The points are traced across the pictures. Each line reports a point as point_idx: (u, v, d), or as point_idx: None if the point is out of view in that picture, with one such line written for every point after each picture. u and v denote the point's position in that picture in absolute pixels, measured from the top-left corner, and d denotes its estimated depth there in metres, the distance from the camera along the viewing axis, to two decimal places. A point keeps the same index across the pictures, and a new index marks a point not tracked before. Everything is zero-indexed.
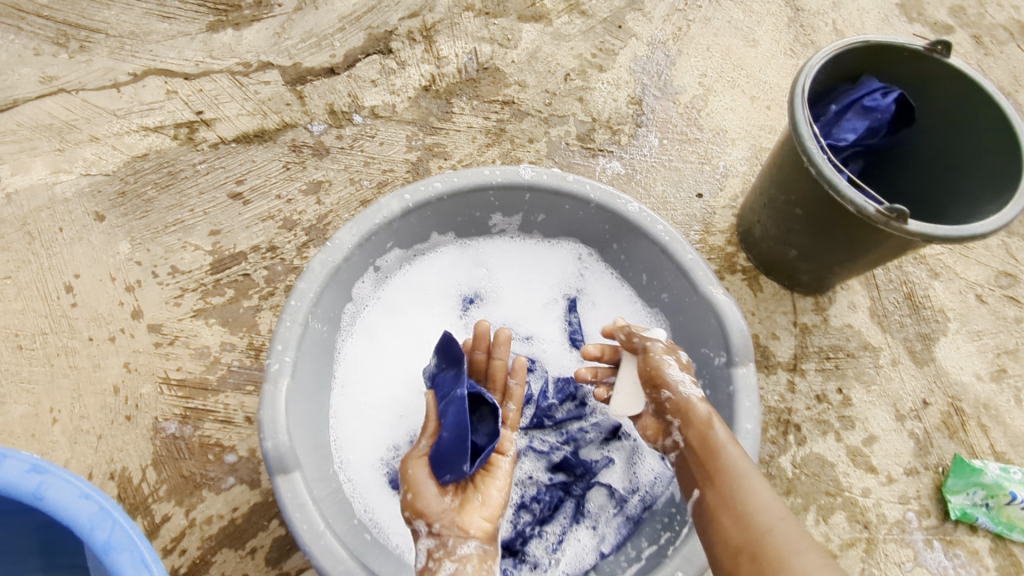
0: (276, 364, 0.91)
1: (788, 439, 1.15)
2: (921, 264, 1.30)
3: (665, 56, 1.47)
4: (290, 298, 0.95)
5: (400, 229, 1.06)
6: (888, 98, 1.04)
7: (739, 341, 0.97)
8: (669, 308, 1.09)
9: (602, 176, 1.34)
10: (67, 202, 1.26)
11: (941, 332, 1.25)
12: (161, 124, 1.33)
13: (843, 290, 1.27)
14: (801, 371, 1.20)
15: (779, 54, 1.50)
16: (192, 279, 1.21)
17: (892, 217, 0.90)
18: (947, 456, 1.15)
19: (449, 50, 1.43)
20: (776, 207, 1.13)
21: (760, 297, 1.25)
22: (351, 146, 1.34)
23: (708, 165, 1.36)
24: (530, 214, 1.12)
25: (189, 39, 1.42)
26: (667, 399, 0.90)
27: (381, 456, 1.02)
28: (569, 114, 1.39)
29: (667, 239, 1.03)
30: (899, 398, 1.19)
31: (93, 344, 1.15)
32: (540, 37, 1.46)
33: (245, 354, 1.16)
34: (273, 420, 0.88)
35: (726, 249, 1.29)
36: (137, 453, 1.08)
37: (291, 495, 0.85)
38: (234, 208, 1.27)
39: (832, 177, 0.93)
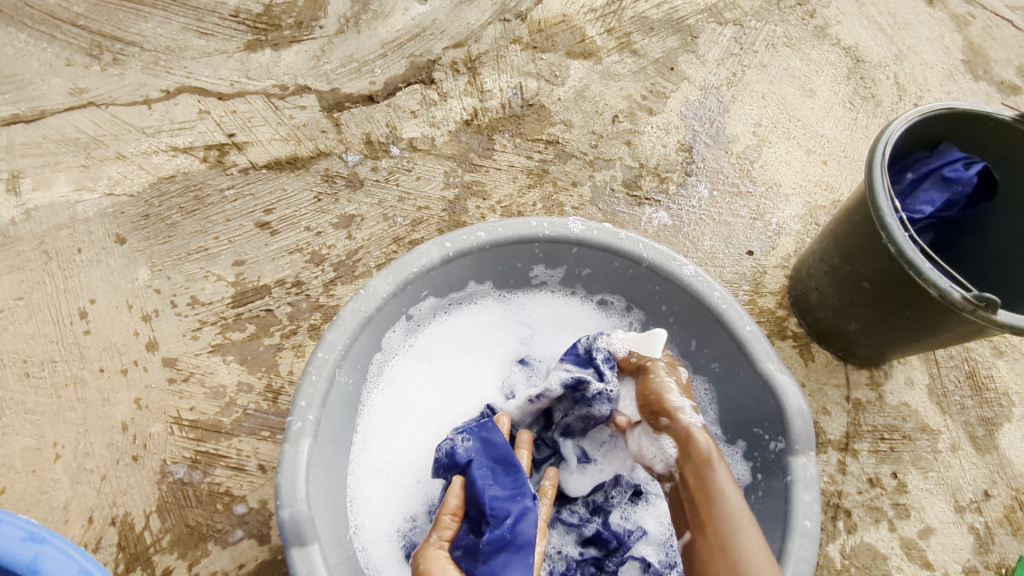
0: (298, 422, 0.84)
1: (837, 526, 1.06)
2: (984, 341, 1.21)
3: (718, 102, 1.41)
4: (317, 350, 0.88)
5: (438, 277, 0.99)
6: (971, 170, 0.98)
7: (800, 427, 0.89)
8: (719, 380, 1.01)
9: (648, 227, 1.27)
10: (88, 221, 1.20)
11: (1004, 417, 1.16)
12: (191, 145, 1.28)
13: (900, 364, 1.19)
14: (853, 451, 1.12)
15: (837, 106, 1.43)
16: (212, 311, 1.15)
17: (980, 306, 0.83)
18: (1010, 556, 1.06)
19: (494, 83, 1.37)
20: (839, 276, 1.06)
21: (811, 367, 1.17)
22: (386, 179, 1.28)
23: (760, 221, 1.29)
24: (575, 268, 1.05)
25: (226, 57, 1.37)
26: (666, 427, 0.93)
27: (398, 526, 0.94)
28: (616, 158, 1.33)
29: (724, 307, 0.96)
30: (959, 487, 1.10)
31: (104, 376, 1.09)
32: (588, 75, 1.41)
33: (262, 397, 1.09)
34: (292, 484, 0.81)
35: (777, 312, 1.21)
36: (142, 497, 1.01)
37: (306, 570, 0.78)
38: (261, 238, 1.21)
39: (914, 257, 0.87)
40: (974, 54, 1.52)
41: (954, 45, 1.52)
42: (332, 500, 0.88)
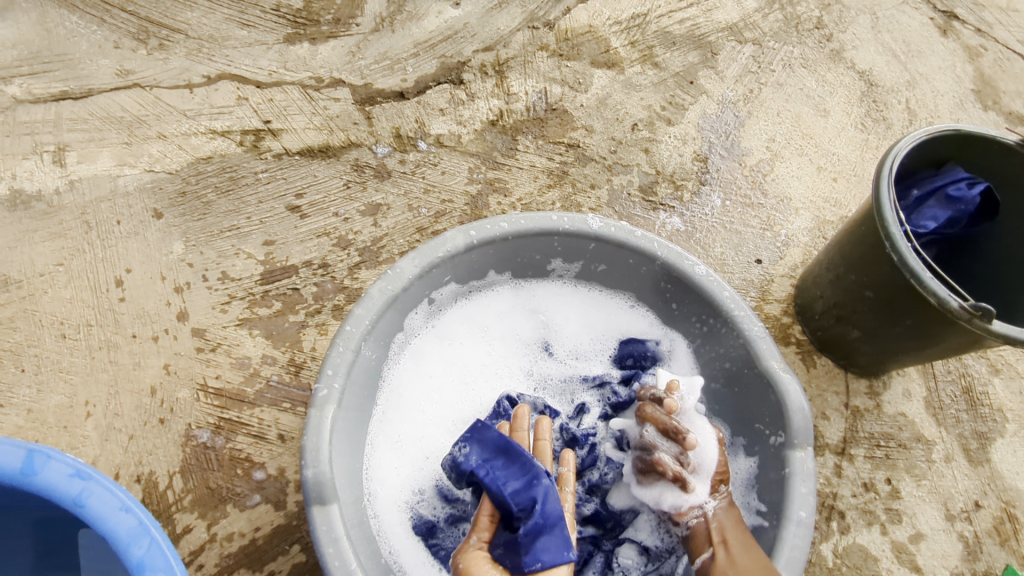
0: (324, 389, 0.89)
1: (831, 526, 1.10)
2: (981, 358, 1.25)
3: (735, 116, 1.46)
4: (345, 323, 0.93)
5: (461, 264, 1.04)
6: (974, 190, 1.02)
7: (799, 423, 0.93)
8: (724, 377, 1.05)
9: (661, 231, 1.32)
10: (128, 196, 1.26)
11: (998, 432, 1.20)
12: (228, 129, 1.34)
13: (899, 375, 1.23)
14: (849, 456, 1.15)
15: (849, 126, 1.48)
16: (241, 287, 1.20)
17: (976, 315, 0.88)
18: (997, 564, 1.09)
19: (520, 87, 1.43)
20: (843, 284, 1.11)
21: (812, 373, 1.21)
22: (413, 172, 1.34)
23: (769, 232, 1.34)
24: (591, 263, 1.10)
25: (266, 48, 1.43)
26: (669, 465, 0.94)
27: (408, 498, 0.98)
28: (633, 164, 1.38)
29: (733, 306, 1.00)
30: (951, 496, 1.14)
31: (136, 342, 1.14)
32: (611, 84, 1.46)
33: (284, 370, 1.14)
34: (316, 447, 0.86)
35: (782, 319, 1.26)
36: (166, 458, 1.06)
37: (325, 528, 0.82)
38: (291, 220, 1.27)
39: (915, 266, 0.92)
40: (984, 85, 1.57)
41: (966, 74, 1.58)
42: (349, 466, 0.92)
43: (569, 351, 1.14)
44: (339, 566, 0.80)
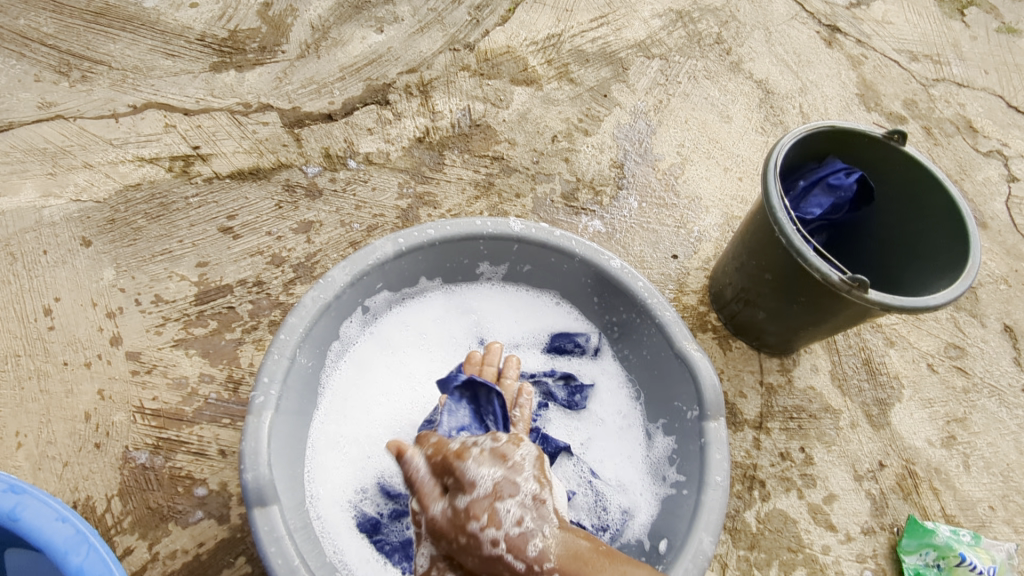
0: (261, 396, 0.92)
1: (753, 495, 1.19)
2: (877, 332, 1.38)
3: (646, 125, 1.57)
4: (279, 332, 0.97)
5: (391, 271, 1.09)
6: (851, 178, 1.15)
7: (712, 396, 1.02)
8: (645, 362, 1.13)
9: (584, 234, 1.41)
10: (54, 226, 1.26)
11: (896, 397, 1.32)
12: (157, 156, 1.36)
13: (806, 353, 1.34)
14: (766, 429, 1.25)
15: (750, 130, 1.61)
16: (175, 308, 1.21)
17: (854, 286, 0.99)
18: (901, 516, 1.20)
19: (444, 106, 1.51)
20: (747, 271, 1.21)
21: (729, 355, 1.31)
22: (343, 189, 1.38)
23: (683, 229, 1.44)
24: (516, 264, 1.17)
25: (192, 76, 1.46)
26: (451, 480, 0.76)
27: (349, 497, 1.02)
28: (555, 173, 1.47)
29: (647, 294, 1.08)
30: (857, 458, 1.25)
31: (67, 369, 1.14)
32: (530, 100, 1.55)
33: (223, 387, 1.15)
34: (255, 451, 0.88)
35: (698, 308, 1.36)
36: (104, 482, 1.06)
37: (267, 529, 0.85)
38: (223, 242, 1.29)
39: (801, 247, 1.03)
40: (867, 89, 1.73)
41: (850, 80, 1.74)
42: (289, 468, 0.95)
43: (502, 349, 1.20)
44: (282, 563, 0.83)
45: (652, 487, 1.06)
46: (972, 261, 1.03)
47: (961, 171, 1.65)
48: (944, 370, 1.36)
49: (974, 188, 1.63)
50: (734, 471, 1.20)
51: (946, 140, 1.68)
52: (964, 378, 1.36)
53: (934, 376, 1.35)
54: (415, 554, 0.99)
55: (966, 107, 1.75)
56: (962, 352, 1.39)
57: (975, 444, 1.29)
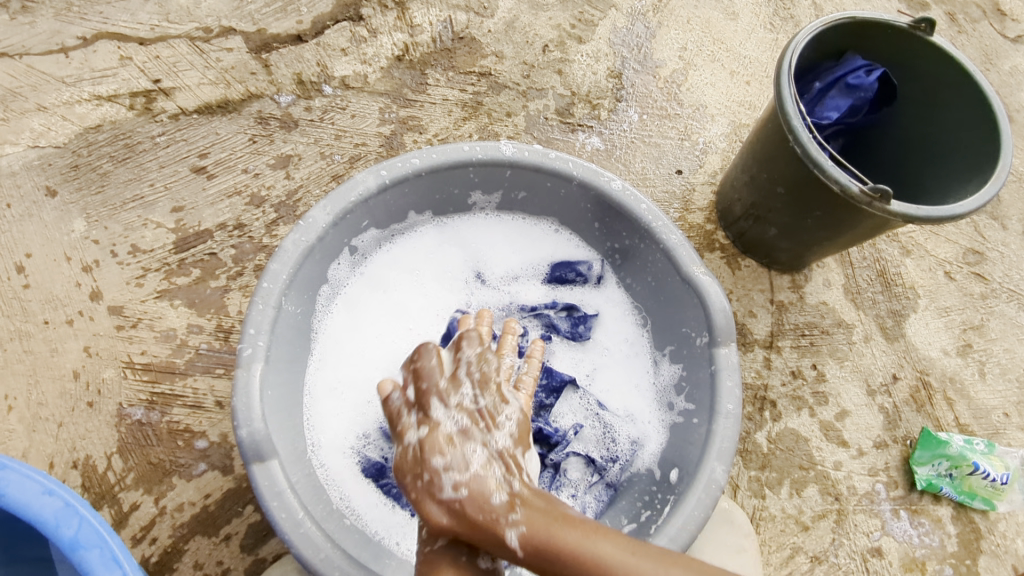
0: (248, 349, 0.87)
1: (764, 415, 1.17)
2: (893, 242, 1.32)
3: (645, 28, 1.44)
4: (262, 280, 0.91)
5: (377, 207, 1.02)
6: (872, 76, 1.05)
7: (722, 321, 0.97)
8: (651, 289, 1.08)
9: (582, 152, 1.32)
10: (14, 176, 1.18)
11: (911, 308, 1.27)
12: (115, 93, 1.25)
13: (818, 267, 1.29)
14: (777, 348, 1.21)
15: (758, 27, 1.48)
16: (155, 258, 1.15)
17: (876, 198, 0.92)
18: (914, 429, 1.19)
19: (423, 18, 1.37)
20: (757, 185, 1.13)
21: (738, 275, 1.26)
22: (320, 119, 1.28)
23: (688, 141, 1.35)
24: (510, 192, 1.10)
25: (143, 0, 1.33)
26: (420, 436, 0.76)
27: (352, 444, 0.99)
28: (548, 88, 1.36)
29: (651, 218, 1.01)
30: (871, 373, 1.22)
31: (49, 328, 1.09)
32: (517, 6, 1.42)
33: (213, 337, 1.11)
34: (247, 406, 0.85)
35: (706, 227, 1.29)
36: (101, 441, 1.04)
37: (267, 483, 0.83)
38: (197, 183, 1.21)
39: (817, 157, 0.94)
40: None
41: None
42: (285, 419, 0.92)
43: (500, 282, 1.15)
44: (286, 517, 0.81)
45: (660, 415, 1.04)
46: (1004, 162, 0.95)
47: (987, 60, 1.52)
48: (962, 278, 1.31)
49: (1000, 78, 1.51)
50: (744, 393, 1.18)
51: (971, 26, 1.55)
52: (982, 285, 1.31)
53: (952, 284, 1.30)
54: None
55: None
56: (981, 257, 1.33)
57: (991, 351, 1.26)
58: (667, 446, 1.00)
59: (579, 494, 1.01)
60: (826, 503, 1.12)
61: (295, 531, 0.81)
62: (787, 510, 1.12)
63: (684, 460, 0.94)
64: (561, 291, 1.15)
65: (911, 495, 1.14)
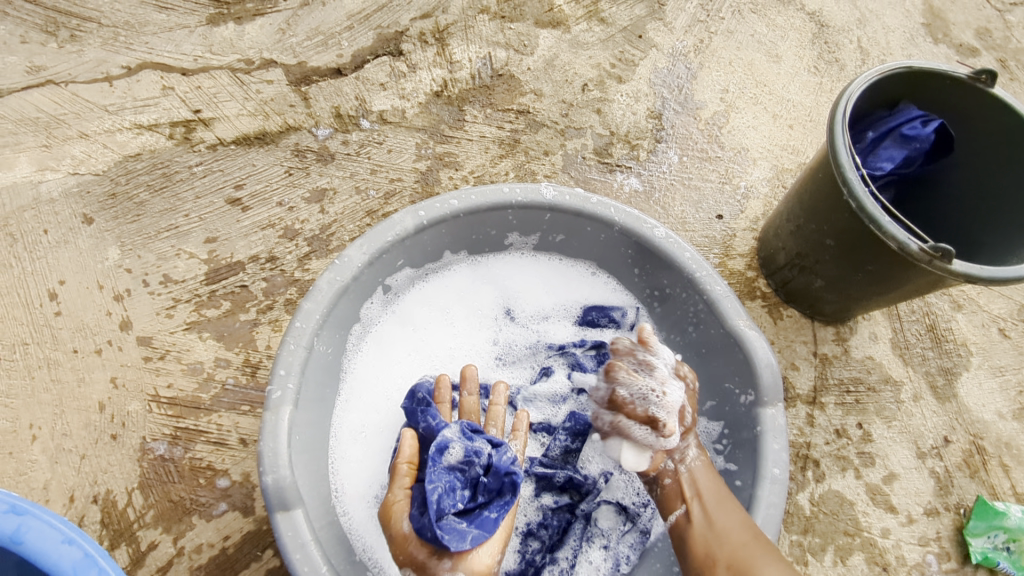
0: (277, 391, 0.84)
1: (806, 476, 1.11)
2: (943, 295, 1.26)
3: (686, 68, 1.42)
4: (294, 319, 0.89)
5: (413, 246, 1.00)
6: (929, 127, 1.01)
7: (769, 378, 0.93)
8: (691, 339, 1.04)
9: (620, 194, 1.29)
10: (53, 202, 1.18)
11: (963, 366, 1.21)
12: (156, 122, 1.26)
13: (864, 320, 1.24)
14: (820, 404, 1.16)
15: (802, 70, 1.45)
16: (186, 289, 1.14)
17: (937, 256, 0.87)
18: (968, 496, 1.12)
19: (463, 54, 1.37)
20: (804, 234, 1.09)
21: (780, 325, 1.21)
22: (357, 153, 1.28)
23: (729, 185, 1.32)
24: (548, 234, 1.07)
25: (188, 32, 1.34)
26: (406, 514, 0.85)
27: (377, 491, 0.95)
28: (587, 127, 1.34)
29: (695, 266, 0.98)
30: (920, 434, 1.16)
31: (77, 357, 1.08)
32: (557, 44, 1.41)
33: (240, 372, 1.09)
34: (274, 451, 0.82)
35: (747, 274, 1.24)
36: (123, 475, 1.01)
37: (291, 534, 0.79)
38: (232, 215, 1.20)
39: (874, 211, 0.90)
40: (934, 17, 1.54)
41: (915, 9, 1.55)
42: (311, 464, 0.89)
43: (530, 320, 1.11)
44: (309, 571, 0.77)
45: None
46: None
47: None
48: (1018, 336, 1.25)
49: None
50: None
51: None
52: None
53: (1007, 342, 1.24)
54: None
55: None
56: None
57: None
58: None
59: (612, 545, 0.96)
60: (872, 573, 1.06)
61: None
62: None
63: None
64: (591, 332, 1.11)
65: (965, 569, 1.07)
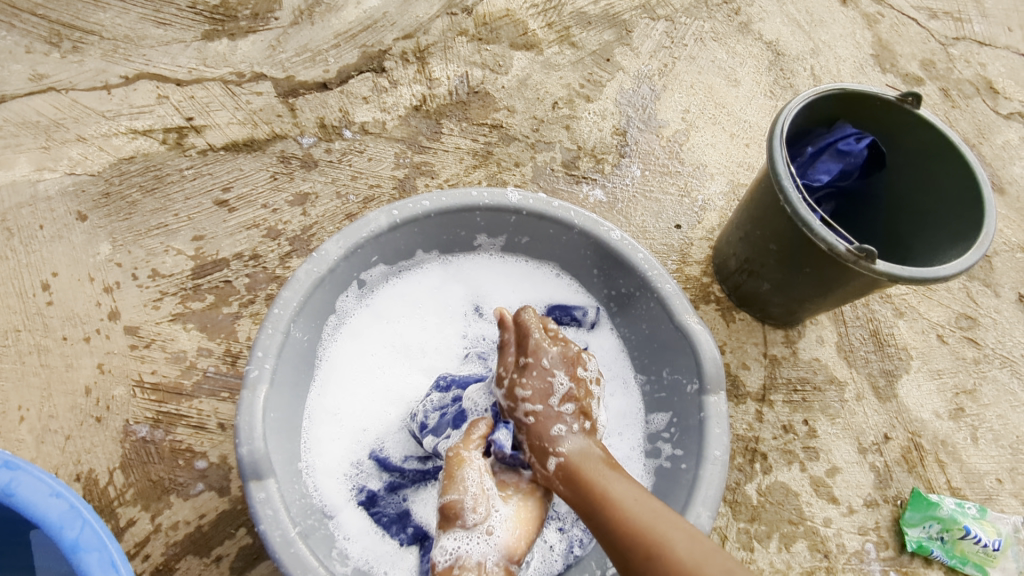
0: (255, 370, 0.91)
1: (755, 467, 1.18)
2: (886, 303, 1.35)
3: (651, 90, 1.53)
4: (273, 306, 0.96)
5: (387, 243, 1.08)
6: (861, 143, 1.11)
7: (712, 369, 1.00)
8: (645, 336, 1.11)
9: (585, 204, 1.38)
10: (49, 200, 1.25)
11: (903, 369, 1.29)
12: (150, 128, 1.34)
13: (812, 324, 1.32)
14: (769, 402, 1.23)
15: (758, 94, 1.56)
16: (173, 283, 1.21)
17: (861, 256, 0.95)
18: (905, 489, 1.19)
19: (442, 73, 1.47)
20: (752, 241, 1.18)
21: (732, 327, 1.29)
22: (339, 160, 1.36)
23: (687, 198, 1.41)
24: (514, 236, 1.15)
25: (184, 46, 1.43)
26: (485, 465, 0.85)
27: (346, 471, 1.01)
28: (556, 141, 1.44)
29: (647, 267, 1.06)
30: (862, 431, 1.23)
31: (66, 344, 1.14)
32: (530, 65, 1.51)
33: (221, 361, 1.15)
34: (250, 425, 0.88)
35: (702, 279, 1.33)
36: (105, 455, 1.07)
37: (263, 502, 0.85)
38: (219, 215, 1.28)
39: (807, 216, 0.99)
40: (882, 49, 1.67)
41: (865, 40, 1.67)
42: (284, 441, 0.95)
43: (497, 317, 1.18)
44: (279, 536, 0.83)
45: (646, 460, 1.06)
46: (986, 230, 0.99)
47: (980, 134, 1.59)
48: (954, 342, 1.33)
49: (992, 152, 1.57)
50: (735, 444, 1.19)
51: (964, 102, 1.62)
52: (975, 349, 1.33)
53: (944, 347, 1.32)
54: (413, 524, 0.99)
55: (986, 67, 1.68)
56: (973, 322, 1.36)
57: (984, 417, 1.27)
58: (652, 490, 1.02)
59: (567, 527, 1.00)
60: (814, 560, 1.12)
61: (285, 550, 0.83)
62: (775, 565, 1.11)
63: (671, 503, 0.96)
64: None
65: (902, 557, 1.14)
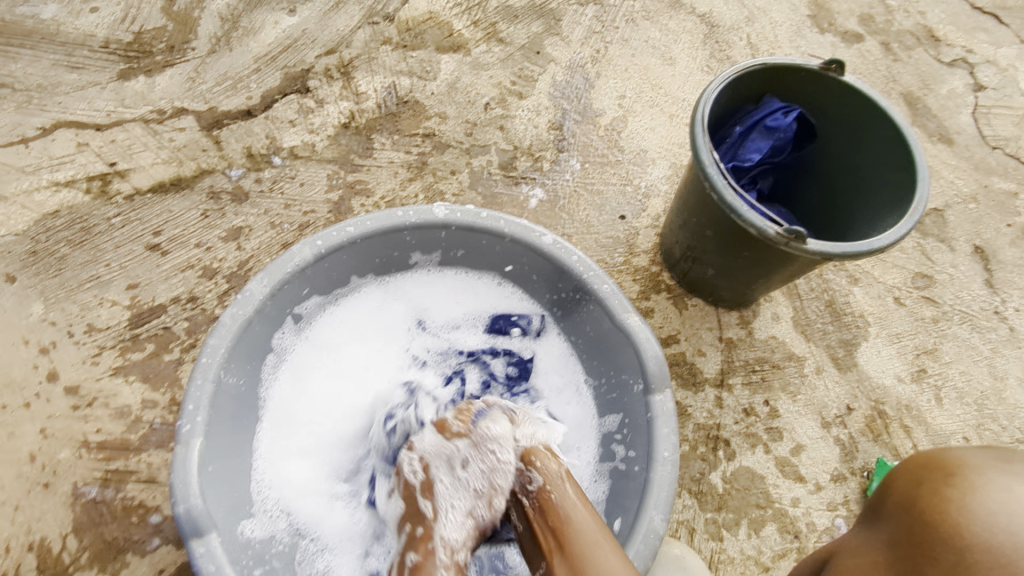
0: (187, 425, 0.89)
1: (718, 455, 1.16)
2: (840, 271, 1.34)
3: (584, 79, 1.49)
4: (200, 355, 0.93)
5: (316, 274, 1.05)
6: (789, 117, 1.09)
7: (655, 368, 0.98)
8: (590, 338, 1.10)
9: (526, 205, 1.35)
10: None
11: (862, 337, 1.28)
12: (72, 179, 1.30)
13: (766, 301, 1.30)
14: (727, 386, 1.22)
15: (695, 70, 1.53)
16: (110, 336, 1.18)
17: (791, 238, 0.93)
18: (871, 459, 1.18)
19: (368, 86, 1.44)
20: (690, 228, 1.16)
21: (685, 314, 1.27)
22: (270, 189, 1.33)
23: (630, 186, 1.38)
24: (449, 250, 1.13)
25: (100, 88, 1.40)
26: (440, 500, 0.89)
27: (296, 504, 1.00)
28: (491, 144, 1.41)
29: (582, 269, 1.03)
30: (824, 405, 1.21)
31: (6, 412, 1.12)
32: (459, 68, 1.48)
33: (167, 411, 1.14)
34: (185, 483, 0.86)
35: (650, 269, 1.31)
36: (57, 521, 1.05)
37: (206, 561, 0.83)
38: (152, 260, 1.25)
39: (733, 202, 0.96)
40: (819, 9, 1.63)
41: (800, 2, 1.64)
42: (226, 491, 0.93)
43: (440, 330, 1.17)
44: None
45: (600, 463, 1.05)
46: (920, 195, 0.96)
47: (924, 86, 1.56)
48: (912, 303, 1.32)
49: (938, 103, 1.54)
50: (697, 433, 1.18)
51: (906, 54, 1.59)
52: (934, 308, 1.31)
53: (902, 309, 1.31)
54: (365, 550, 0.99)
55: (927, 15, 1.65)
56: (930, 281, 1.34)
57: (947, 375, 1.25)
58: (607, 494, 1.01)
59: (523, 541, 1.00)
60: (785, 541, 1.11)
61: None
62: (745, 551, 1.10)
63: (625, 509, 0.94)
64: (500, 339, 1.17)
65: None
